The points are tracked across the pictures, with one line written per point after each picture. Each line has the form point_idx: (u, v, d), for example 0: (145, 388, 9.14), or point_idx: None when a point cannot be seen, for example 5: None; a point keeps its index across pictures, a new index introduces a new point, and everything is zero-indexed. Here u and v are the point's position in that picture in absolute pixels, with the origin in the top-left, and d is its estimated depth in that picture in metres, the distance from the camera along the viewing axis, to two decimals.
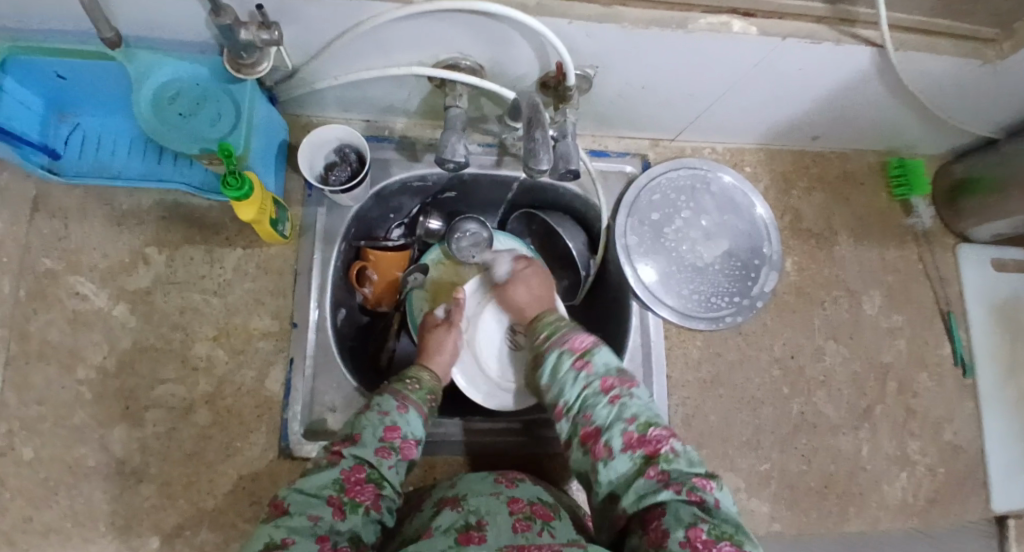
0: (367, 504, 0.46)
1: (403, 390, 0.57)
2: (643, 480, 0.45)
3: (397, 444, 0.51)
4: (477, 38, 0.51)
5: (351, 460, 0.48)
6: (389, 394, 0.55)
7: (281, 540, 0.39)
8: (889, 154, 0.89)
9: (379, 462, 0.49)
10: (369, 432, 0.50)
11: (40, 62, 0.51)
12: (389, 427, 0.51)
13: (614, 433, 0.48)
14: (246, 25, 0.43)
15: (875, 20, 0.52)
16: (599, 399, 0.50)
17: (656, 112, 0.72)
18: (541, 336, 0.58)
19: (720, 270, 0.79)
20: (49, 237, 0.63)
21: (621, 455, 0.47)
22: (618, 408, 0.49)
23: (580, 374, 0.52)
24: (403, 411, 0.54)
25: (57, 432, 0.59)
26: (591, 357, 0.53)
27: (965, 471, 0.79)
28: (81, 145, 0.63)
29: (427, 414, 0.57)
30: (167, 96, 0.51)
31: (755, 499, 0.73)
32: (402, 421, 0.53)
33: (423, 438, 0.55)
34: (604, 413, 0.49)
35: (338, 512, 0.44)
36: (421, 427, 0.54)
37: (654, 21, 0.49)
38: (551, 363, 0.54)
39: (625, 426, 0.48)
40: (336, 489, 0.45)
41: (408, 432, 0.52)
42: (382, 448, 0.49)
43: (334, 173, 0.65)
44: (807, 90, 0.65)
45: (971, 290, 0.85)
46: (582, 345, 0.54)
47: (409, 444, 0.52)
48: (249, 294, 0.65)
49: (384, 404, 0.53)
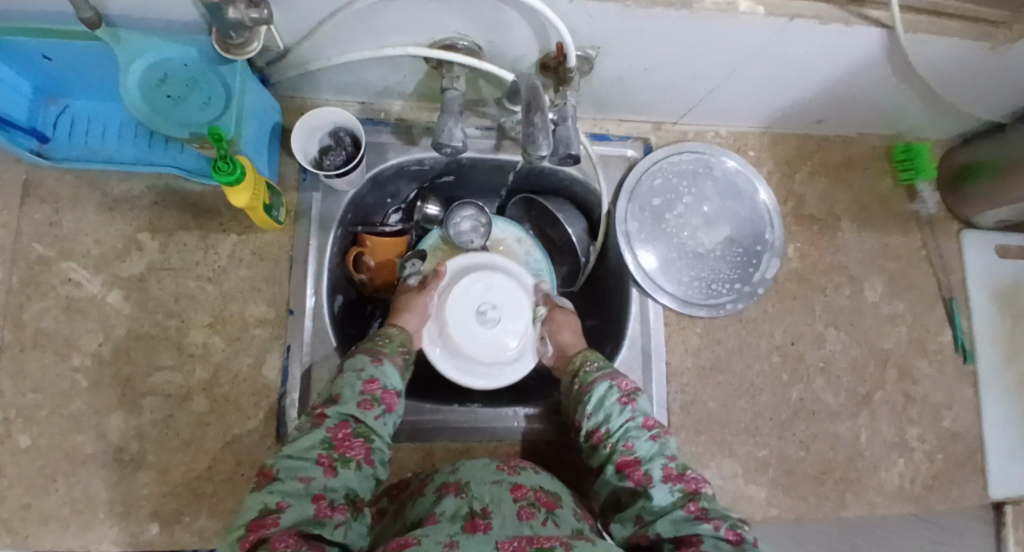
0: (358, 460, 0.47)
1: (376, 346, 0.58)
2: (682, 512, 0.47)
3: (378, 394, 0.52)
4: (473, 17, 0.50)
5: (334, 418, 0.48)
6: (360, 353, 0.56)
7: (276, 504, 0.40)
8: (895, 138, 0.87)
9: (365, 415, 0.50)
10: (348, 390, 0.51)
11: (23, 42, 0.49)
12: (366, 380, 0.53)
13: (654, 464, 0.52)
14: (234, 4, 0.42)
15: (885, 1, 0.50)
16: (641, 433, 0.55)
17: (659, 95, 0.70)
18: (590, 365, 0.63)
19: (721, 256, 0.78)
20: (40, 224, 0.62)
21: (660, 485, 0.50)
22: (658, 445, 0.54)
23: (626, 408, 0.57)
24: (377, 364, 0.55)
25: (55, 420, 0.58)
26: (636, 397, 0.58)
27: (962, 457, 0.79)
28: (70, 129, 0.61)
29: (402, 366, 0.59)
30: (154, 77, 0.49)
31: (752, 485, 0.73)
32: (379, 373, 0.54)
33: (401, 387, 0.56)
34: (646, 446, 0.53)
35: (330, 470, 0.45)
36: (398, 378, 0.56)
37: (657, 0, 0.47)
38: (599, 392, 0.59)
39: (665, 461, 0.52)
40: (325, 447, 0.46)
41: (387, 383, 0.54)
42: (363, 401, 0.51)
43: (328, 158, 0.63)
44: (813, 72, 0.63)
45: (974, 276, 0.84)
46: (627, 384, 0.60)
47: (390, 394, 0.53)
48: (244, 281, 0.64)
49: (357, 362, 0.55)
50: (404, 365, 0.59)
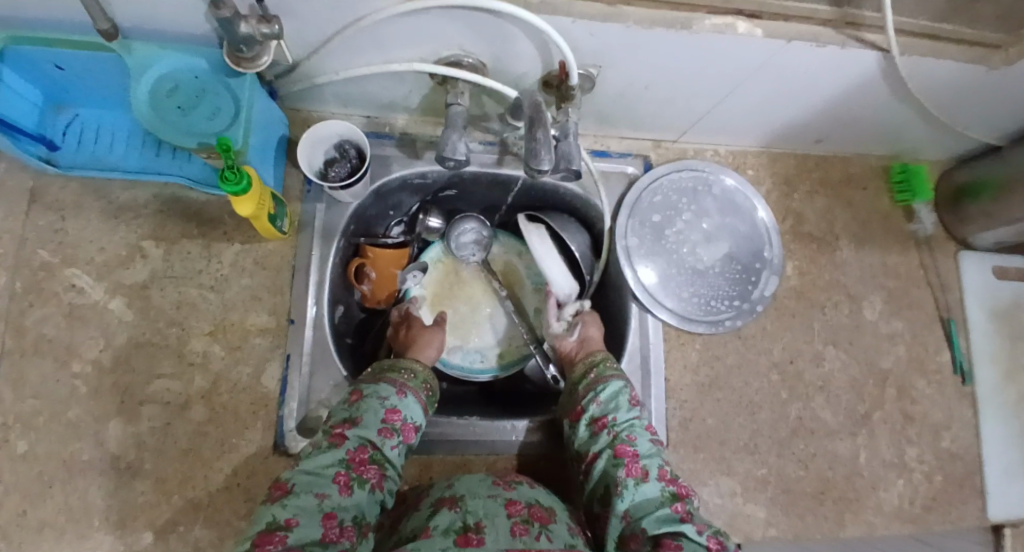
0: (372, 482, 0.48)
1: (400, 378, 0.58)
2: (671, 511, 0.50)
3: (399, 425, 0.53)
4: (479, 35, 0.51)
5: (354, 441, 0.50)
6: (388, 381, 0.57)
7: (285, 521, 0.41)
8: (892, 159, 0.88)
9: (383, 443, 0.51)
10: (371, 414, 0.52)
11: (38, 54, 0.51)
12: (390, 409, 0.54)
13: (653, 464, 0.55)
14: (245, 19, 0.43)
15: (881, 25, 0.52)
16: (644, 432, 0.58)
17: (659, 113, 0.71)
18: (608, 361, 0.65)
19: (720, 273, 0.78)
20: (45, 230, 0.63)
21: (653, 483, 0.53)
22: (657, 447, 0.57)
23: (634, 408, 0.60)
24: (403, 396, 0.56)
25: (51, 427, 0.58)
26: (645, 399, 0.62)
27: (962, 478, 0.79)
28: (79, 137, 0.62)
29: (426, 403, 0.59)
30: (165, 88, 0.50)
31: (751, 503, 0.73)
32: (402, 404, 0.55)
33: (422, 421, 0.57)
34: (647, 444, 0.56)
35: (344, 489, 0.46)
36: (420, 412, 0.57)
37: (658, 22, 0.48)
38: (614, 386, 0.61)
39: (661, 464, 0.55)
40: (342, 466, 0.47)
41: (409, 416, 0.55)
42: (384, 429, 0.52)
43: (334, 169, 0.64)
44: (812, 92, 0.64)
45: (972, 296, 0.85)
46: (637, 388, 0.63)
47: (409, 427, 0.54)
48: (246, 290, 0.64)
49: (383, 389, 0.55)
50: (427, 400, 0.59)
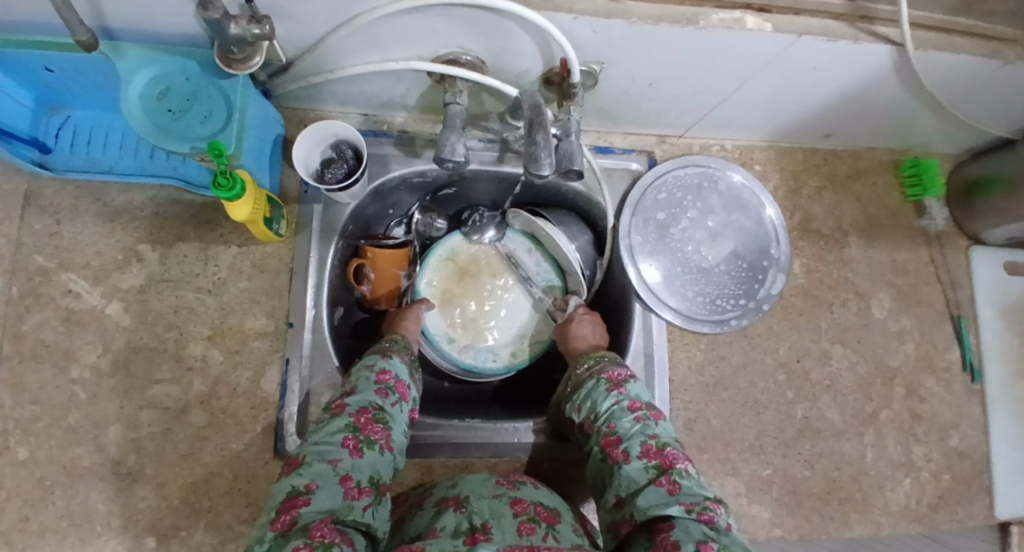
0: (381, 443, 0.47)
1: (385, 346, 0.60)
2: (654, 488, 0.48)
3: (392, 384, 0.54)
4: (477, 32, 0.49)
5: (355, 405, 0.49)
6: (371, 353, 0.59)
7: (304, 487, 0.40)
8: (903, 152, 0.86)
9: (383, 402, 0.51)
10: (364, 381, 0.53)
11: (25, 56, 0.49)
12: (380, 372, 0.55)
13: (634, 443, 0.53)
14: (234, 19, 0.41)
15: (895, 18, 0.50)
16: (625, 414, 0.56)
17: (663, 109, 0.69)
18: (583, 365, 0.64)
19: (725, 272, 0.77)
20: (41, 234, 0.62)
21: (636, 462, 0.52)
22: (641, 425, 0.55)
23: (612, 392, 0.58)
24: (388, 358, 0.57)
25: (51, 432, 0.58)
26: (626, 385, 0.59)
27: (970, 478, 0.78)
28: (72, 139, 0.61)
29: (410, 362, 0.60)
30: (158, 91, 0.49)
31: (756, 504, 0.72)
32: (391, 367, 0.56)
33: (411, 383, 0.58)
34: (627, 425, 0.55)
35: (355, 451, 0.45)
36: (409, 372, 0.58)
37: (663, 17, 0.46)
38: (588, 385, 0.60)
39: (645, 438, 0.53)
40: (350, 430, 0.46)
41: (399, 374, 0.56)
42: (380, 390, 0.52)
43: (330, 171, 0.63)
44: (822, 87, 0.62)
45: (983, 293, 0.83)
46: (618, 375, 0.60)
47: (402, 385, 0.55)
48: (244, 293, 0.64)
49: (367, 359, 0.57)
50: (412, 364, 0.60)
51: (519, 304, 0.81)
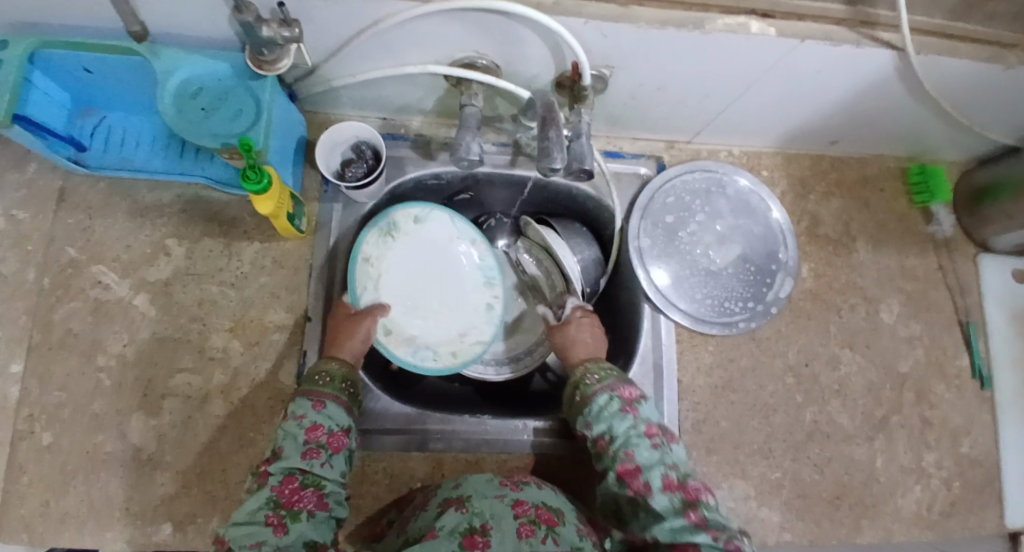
0: (309, 509, 0.43)
1: (314, 388, 0.53)
2: (681, 521, 0.46)
3: (324, 440, 0.48)
4: (492, 36, 0.51)
5: (279, 473, 0.45)
6: (302, 395, 0.52)
7: None
8: (910, 160, 0.87)
9: (311, 464, 0.46)
10: (290, 441, 0.47)
11: (68, 58, 0.53)
12: (309, 428, 0.48)
13: (654, 473, 0.50)
14: (266, 23, 0.44)
15: (896, 23, 0.51)
16: (643, 440, 0.53)
17: (671, 113, 0.71)
18: (591, 378, 0.60)
19: (733, 275, 0.78)
20: (74, 229, 0.65)
21: (661, 496, 0.49)
22: (660, 453, 0.52)
23: (628, 416, 0.55)
24: (320, 407, 0.51)
25: (77, 419, 0.60)
26: (638, 406, 0.56)
27: (984, 486, 0.77)
28: (107, 139, 0.64)
29: (349, 403, 0.54)
30: (191, 91, 0.52)
31: (765, 507, 0.72)
32: (322, 418, 0.49)
33: (350, 424, 0.52)
34: (647, 454, 0.51)
35: (279, 528, 0.41)
36: (346, 417, 0.52)
37: (670, 22, 0.48)
38: (599, 402, 0.57)
39: (665, 469, 0.50)
40: (271, 507, 0.42)
41: (332, 426, 0.49)
42: (309, 450, 0.46)
43: (351, 170, 0.65)
44: (827, 92, 0.64)
45: (994, 299, 0.83)
46: (630, 396, 0.57)
47: (337, 437, 0.49)
48: (264, 288, 0.66)
49: (297, 409, 0.50)
50: (350, 401, 0.54)
51: (466, 294, 0.74)
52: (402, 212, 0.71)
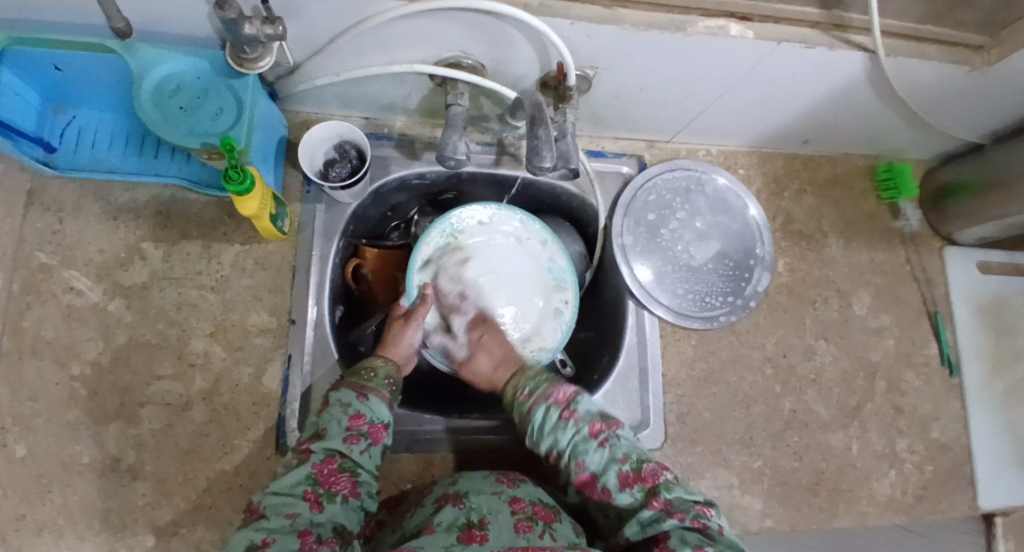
0: (343, 494, 0.43)
1: (361, 380, 0.52)
2: (645, 513, 0.45)
3: (365, 429, 0.47)
4: (478, 36, 0.52)
5: (320, 453, 0.44)
6: (348, 385, 0.51)
7: (262, 541, 0.36)
8: (878, 159, 0.91)
9: (350, 450, 0.45)
10: (334, 424, 0.46)
11: (37, 54, 0.51)
12: (353, 415, 0.48)
13: (610, 473, 0.47)
14: (249, 20, 0.43)
15: (868, 27, 0.54)
16: (589, 444, 0.49)
17: (653, 114, 0.73)
18: (522, 393, 0.54)
19: (713, 270, 0.80)
20: (43, 231, 0.62)
21: (622, 495, 0.46)
22: (609, 450, 0.48)
23: (567, 423, 0.50)
24: (365, 397, 0.50)
25: (50, 429, 0.58)
26: (576, 407, 0.52)
27: (950, 468, 0.81)
28: (77, 138, 0.62)
29: (390, 401, 0.53)
30: (169, 89, 0.51)
31: (748, 495, 0.74)
32: (366, 407, 0.49)
33: (391, 422, 0.51)
34: (596, 457, 0.48)
35: (315, 505, 0.41)
36: (386, 412, 0.51)
37: (654, 24, 0.49)
38: (538, 419, 0.52)
39: (618, 465, 0.47)
40: (310, 483, 0.42)
41: (374, 417, 0.49)
42: (350, 436, 0.46)
43: (335, 170, 0.64)
44: (802, 93, 0.66)
45: (956, 290, 0.87)
46: (564, 397, 0.52)
47: (378, 428, 0.48)
48: (246, 290, 0.64)
49: (344, 395, 0.49)
50: (391, 399, 0.53)
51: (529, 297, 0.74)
52: (466, 213, 0.72)
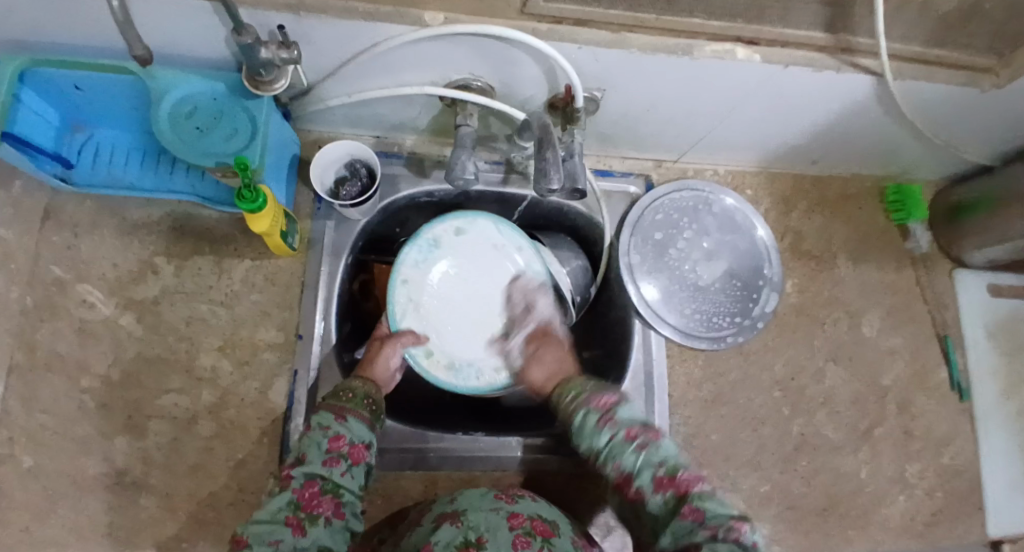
0: (327, 515, 0.41)
1: (338, 401, 0.50)
2: (679, 522, 0.41)
3: (345, 451, 0.45)
4: (485, 61, 0.53)
5: (301, 477, 0.42)
6: (326, 406, 0.49)
7: None
8: (887, 179, 0.90)
9: (331, 473, 0.43)
10: (314, 446, 0.44)
11: (58, 75, 0.52)
12: (332, 437, 0.45)
13: (645, 477, 0.44)
14: (265, 44, 0.44)
15: (874, 51, 0.53)
16: (626, 447, 0.45)
17: (660, 132, 0.73)
18: (567, 399, 0.54)
19: (720, 290, 0.79)
20: (58, 246, 0.63)
21: (655, 499, 0.43)
22: (647, 454, 0.45)
23: (604, 428, 0.47)
24: (343, 419, 0.47)
25: (59, 442, 0.58)
26: (616, 412, 0.49)
27: (964, 495, 0.79)
28: (95, 155, 0.64)
29: (372, 422, 0.50)
30: (185, 110, 0.52)
31: (757, 520, 0.73)
32: (346, 428, 0.47)
33: (372, 441, 0.49)
34: (631, 460, 0.45)
35: (297, 530, 0.39)
36: (368, 431, 0.49)
37: (660, 48, 0.50)
38: (576, 423, 0.50)
39: (654, 469, 0.44)
40: (291, 508, 0.40)
41: (355, 437, 0.47)
42: (330, 459, 0.44)
43: (345, 188, 0.66)
44: (808, 113, 0.67)
45: (968, 312, 0.86)
46: (607, 401, 0.50)
47: (359, 448, 0.46)
48: (256, 306, 0.65)
49: (321, 417, 0.47)
50: (372, 417, 0.51)
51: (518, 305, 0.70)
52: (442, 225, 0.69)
